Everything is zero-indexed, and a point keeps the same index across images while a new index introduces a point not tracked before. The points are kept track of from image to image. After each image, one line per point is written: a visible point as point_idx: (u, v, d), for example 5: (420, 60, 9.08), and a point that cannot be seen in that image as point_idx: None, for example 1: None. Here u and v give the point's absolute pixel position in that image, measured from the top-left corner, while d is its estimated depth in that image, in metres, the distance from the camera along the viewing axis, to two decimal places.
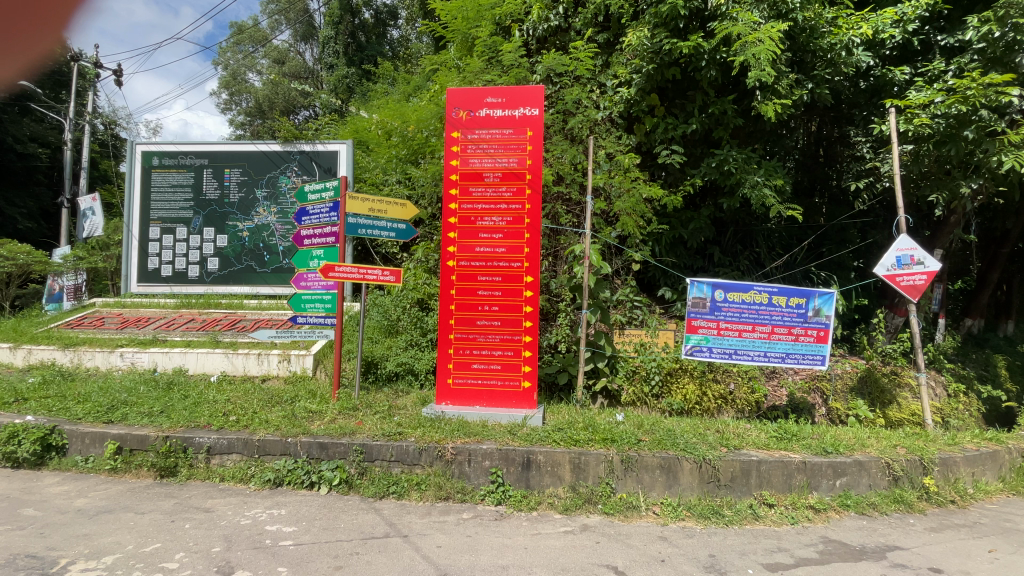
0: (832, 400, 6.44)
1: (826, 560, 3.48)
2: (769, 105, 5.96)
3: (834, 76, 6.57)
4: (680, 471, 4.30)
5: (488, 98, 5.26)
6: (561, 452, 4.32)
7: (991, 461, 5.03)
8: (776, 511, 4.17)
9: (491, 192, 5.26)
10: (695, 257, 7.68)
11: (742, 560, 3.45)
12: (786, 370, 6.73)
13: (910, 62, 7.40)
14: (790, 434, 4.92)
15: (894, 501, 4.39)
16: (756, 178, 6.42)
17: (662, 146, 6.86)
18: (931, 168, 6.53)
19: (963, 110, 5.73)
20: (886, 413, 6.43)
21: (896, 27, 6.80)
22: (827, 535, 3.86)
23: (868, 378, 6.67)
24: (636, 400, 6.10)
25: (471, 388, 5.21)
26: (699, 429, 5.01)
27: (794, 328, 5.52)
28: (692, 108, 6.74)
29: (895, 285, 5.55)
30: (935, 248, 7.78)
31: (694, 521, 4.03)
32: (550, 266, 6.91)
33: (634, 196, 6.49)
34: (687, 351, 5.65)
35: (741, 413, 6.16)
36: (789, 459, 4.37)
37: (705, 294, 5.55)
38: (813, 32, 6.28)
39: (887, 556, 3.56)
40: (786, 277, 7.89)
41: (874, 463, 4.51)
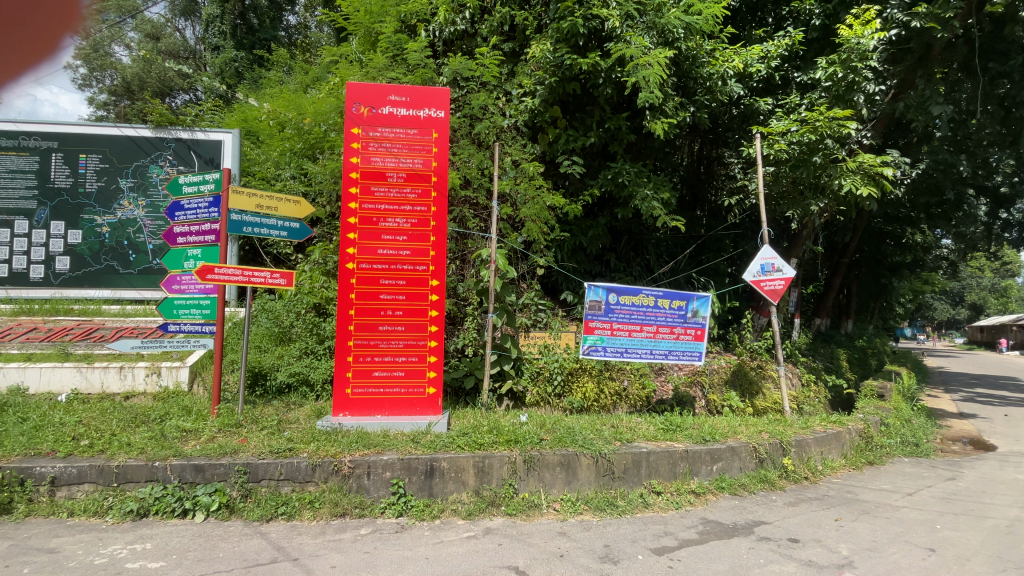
0: (710, 393, 7.11)
1: (704, 540, 3.81)
2: (657, 124, 6.47)
3: (712, 102, 7.30)
4: (578, 467, 4.49)
5: (391, 95, 5.12)
6: (465, 456, 4.29)
7: (835, 440, 5.89)
8: (663, 498, 4.52)
9: (395, 192, 5.11)
10: (594, 263, 8.10)
11: (633, 547, 3.67)
12: (672, 367, 7.31)
13: (773, 94, 8.48)
14: (675, 425, 5.38)
15: (760, 480, 4.97)
16: (646, 191, 6.93)
17: (564, 157, 7.11)
18: (788, 188, 7.48)
19: (813, 139, 6.68)
20: (754, 402, 7.29)
21: (762, 63, 7.77)
22: (706, 517, 4.24)
23: (739, 372, 7.50)
24: (540, 400, 6.27)
25: (372, 398, 4.97)
26: (596, 425, 5.28)
27: (675, 328, 6.08)
28: (591, 121, 7.10)
29: (760, 289, 6.29)
30: (791, 257, 8.94)
31: (590, 514, 4.23)
32: (457, 271, 6.91)
33: (537, 203, 6.70)
34: (585, 351, 5.88)
35: (634, 408, 6.59)
36: (673, 449, 4.76)
37: (601, 297, 5.82)
38: (694, 61, 6.92)
39: (755, 531, 3.99)
40: (672, 283, 8.57)
41: (744, 448, 5.06)
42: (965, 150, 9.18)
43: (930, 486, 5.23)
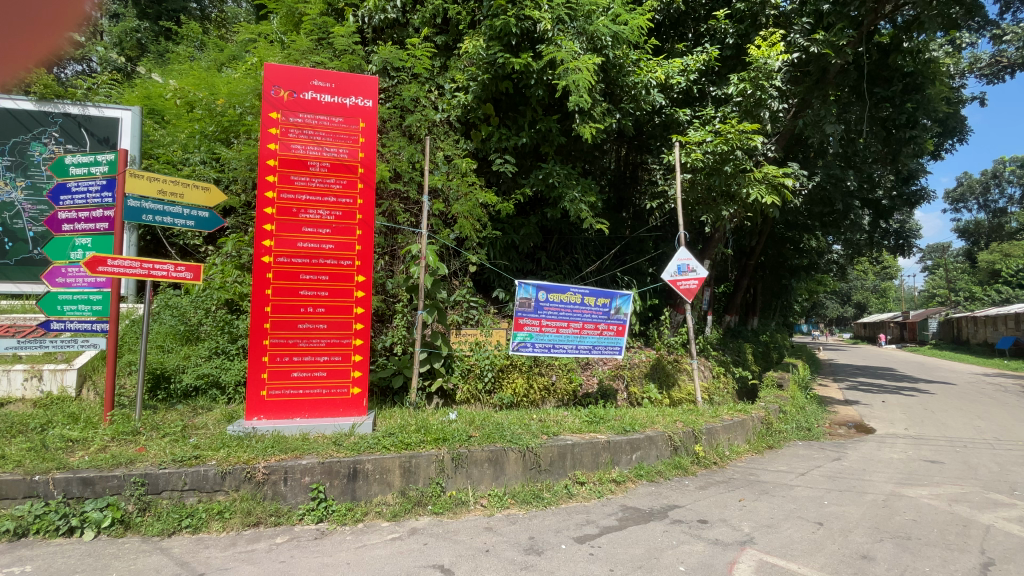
0: (631, 386, 7.47)
1: (623, 526, 4.00)
2: (585, 128, 6.68)
3: (636, 111, 7.65)
4: (506, 462, 4.55)
5: (314, 80, 4.88)
6: (390, 457, 4.20)
7: (740, 427, 6.43)
8: (586, 488, 4.69)
9: (317, 183, 4.88)
10: (525, 260, 8.22)
11: (557, 537, 3.77)
12: (597, 361, 7.60)
13: (692, 106, 9.03)
14: (599, 417, 5.63)
15: (674, 467, 5.31)
16: (575, 194, 7.12)
17: (496, 155, 7.14)
18: (702, 195, 7.99)
19: (725, 150, 7.21)
20: (671, 394, 7.78)
21: (682, 75, 8.27)
22: (625, 504, 4.46)
23: (658, 365, 7.97)
24: (470, 397, 6.27)
25: (290, 400, 4.71)
26: (524, 419, 5.38)
27: (599, 324, 6.37)
28: (522, 121, 7.18)
29: (676, 288, 6.70)
30: (705, 259, 9.60)
31: (517, 507, 4.30)
32: (386, 266, 6.83)
33: (470, 200, 6.69)
34: (514, 348, 5.95)
35: (561, 402, 6.79)
36: (596, 440, 4.97)
37: (531, 295, 5.91)
38: (621, 69, 7.21)
39: (669, 514, 4.25)
40: (598, 280, 8.91)
41: (661, 437, 5.40)
42: (853, 166, 10.30)
43: (819, 466, 5.85)
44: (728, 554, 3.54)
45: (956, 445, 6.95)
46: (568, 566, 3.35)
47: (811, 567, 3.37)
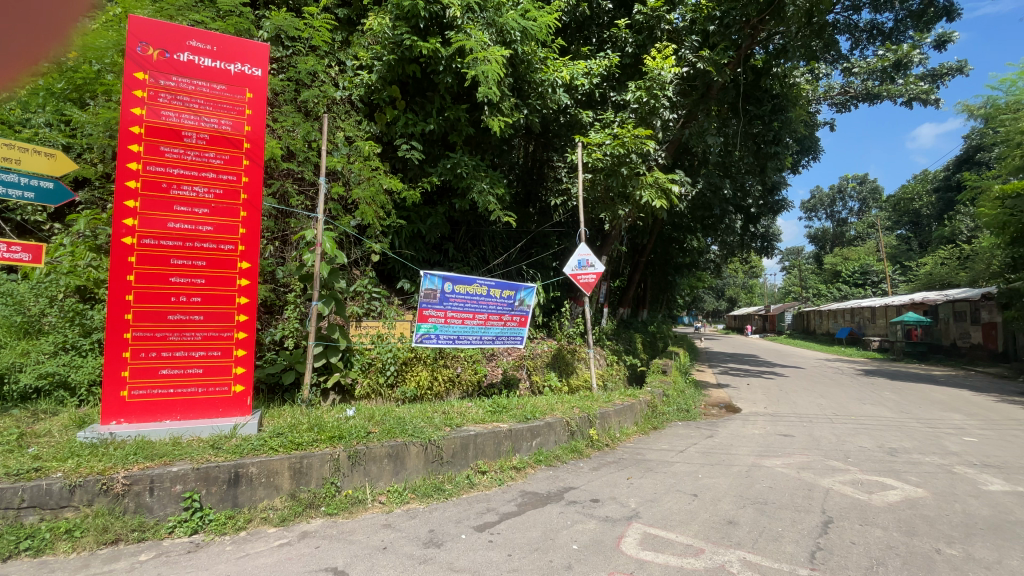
0: (533, 375, 7.70)
1: (522, 511, 4.12)
2: (493, 120, 6.68)
3: (542, 108, 7.82)
4: (407, 456, 4.45)
5: (191, 40, 4.33)
6: (278, 459, 3.90)
7: (630, 411, 6.95)
8: (487, 477, 4.76)
9: (193, 156, 4.35)
10: (432, 251, 8.04)
11: (457, 527, 3.77)
12: (502, 352, 7.71)
13: (594, 109, 9.46)
14: (501, 407, 5.75)
15: (571, 451, 5.60)
16: (483, 185, 7.04)
17: (402, 140, 6.89)
18: (602, 194, 8.40)
19: (622, 152, 7.65)
20: (570, 381, 8.17)
21: (586, 78, 8.63)
22: (524, 489, 4.59)
23: (559, 355, 8.31)
24: (370, 392, 6.05)
25: (157, 400, 4.18)
26: (427, 412, 5.31)
27: (503, 315, 6.47)
28: (430, 108, 6.99)
29: (577, 282, 7.03)
30: (603, 255, 10.15)
31: (417, 501, 4.23)
32: (277, 252, 6.41)
33: (373, 185, 6.43)
34: (417, 339, 5.83)
35: (465, 393, 6.80)
36: (498, 430, 5.06)
37: (436, 286, 5.81)
38: (529, 66, 7.31)
39: (565, 496, 4.46)
40: (504, 273, 9.03)
41: (559, 423, 5.67)
42: (730, 176, 11.48)
43: (695, 444, 6.51)
44: (616, 529, 3.80)
45: (803, 421, 8.13)
46: (468, 555, 3.37)
47: (687, 535, 3.73)
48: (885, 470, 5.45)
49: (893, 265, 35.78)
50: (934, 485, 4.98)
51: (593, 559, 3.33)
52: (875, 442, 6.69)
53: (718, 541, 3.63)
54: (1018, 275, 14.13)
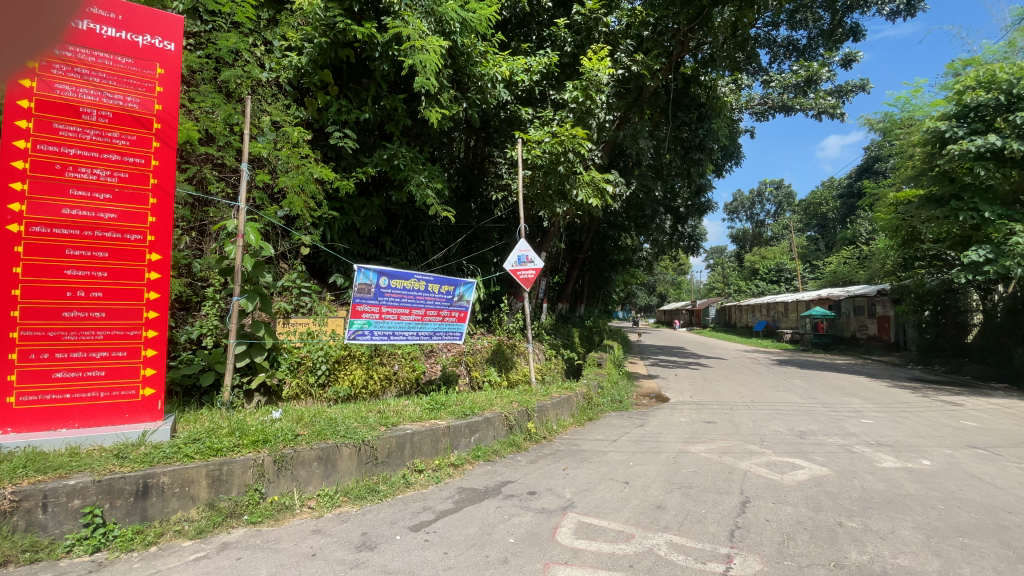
0: (473, 371, 7.66)
1: (459, 508, 4.08)
2: (431, 112, 6.54)
3: (482, 102, 7.75)
4: (338, 458, 4.27)
5: (91, 6, 3.89)
6: (194, 467, 3.59)
7: (566, 403, 7.12)
8: (424, 475, 4.68)
9: (93, 135, 3.90)
10: (368, 245, 7.77)
11: (391, 529, 3.67)
12: (441, 349, 7.59)
13: (534, 106, 9.54)
14: (440, 404, 5.67)
15: (510, 445, 5.64)
16: (421, 178, 6.88)
17: (334, 127, 6.56)
18: (542, 191, 8.49)
19: (560, 150, 7.75)
20: (509, 376, 8.22)
21: (526, 74, 8.66)
22: (462, 486, 4.56)
23: (498, 350, 8.32)
24: (299, 392, 5.76)
25: (51, 407, 3.72)
26: (361, 412, 5.12)
27: (441, 311, 6.40)
28: (365, 95, 6.71)
29: (517, 277, 7.06)
30: (543, 251, 10.25)
31: (349, 504, 4.07)
32: (193, 243, 5.95)
33: (302, 173, 6.10)
34: (349, 337, 5.58)
35: (402, 390, 6.63)
36: (436, 427, 4.99)
37: (371, 281, 5.60)
38: (469, 58, 7.21)
39: (502, 491, 4.47)
40: (443, 269, 8.89)
41: (497, 418, 5.69)
42: (662, 177, 12.00)
43: (627, 433, 6.77)
44: (552, 520, 3.86)
45: (725, 408, 8.70)
46: (402, 557, 3.28)
47: (619, 522, 3.87)
48: (795, 451, 5.94)
49: (803, 264, 39.18)
50: (837, 464, 5.50)
51: (529, 551, 3.36)
52: (788, 426, 7.28)
53: (647, 526, 3.79)
54: (906, 274, 15.92)
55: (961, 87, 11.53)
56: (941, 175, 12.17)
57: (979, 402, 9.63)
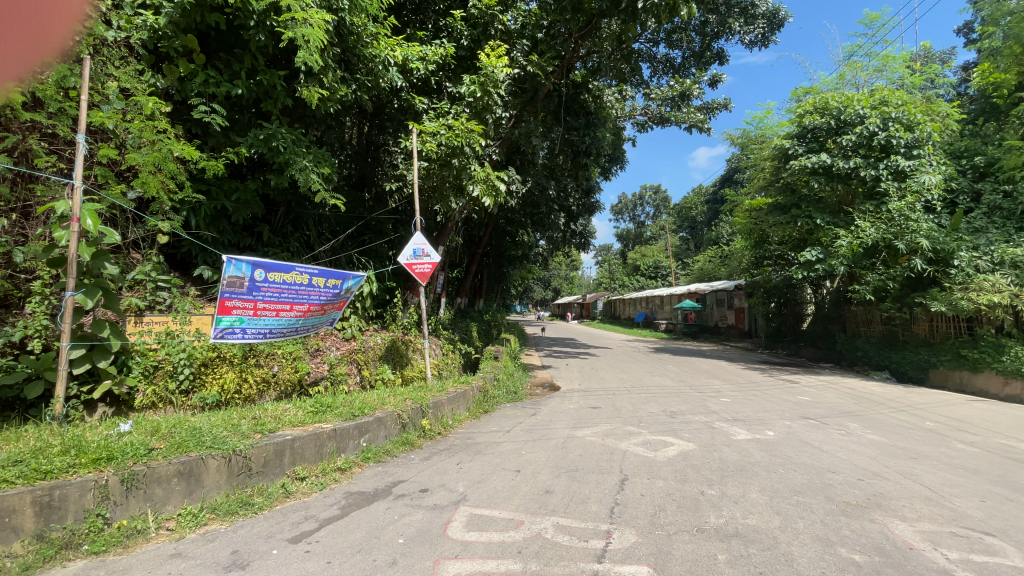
0: (364, 369, 7.32)
1: (345, 513, 3.88)
2: (313, 93, 6.09)
3: (373, 86, 7.41)
4: (204, 472, 3.82)
5: None
6: (16, 494, 2.99)
7: (462, 398, 7.13)
8: (306, 483, 4.37)
9: None
10: (242, 234, 7.07)
11: (266, 544, 3.38)
12: (329, 347, 7.12)
13: (429, 96, 9.38)
14: (326, 406, 5.35)
15: (402, 443, 5.49)
16: (304, 162, 6.36)
17: (199, 100, 5.84)
18: (437, 183, 8.36)
19: (455, 143, 7.66)
20: (404, 373, 8.00)
21: (422, 62, 8.42)
22: (349, 490, 4.34)
23: (393, 347, 8.04)
24: (157, 401, 5.09)
25: None
26: (232, 419, 4.64)
27: (326, 305, 6.25)
28: (237, 67, 6.05)
29: (412, 271, 6.88)
30: (440, 246, 10.06)
31: (218, 521, 3.67)
32: (14, 228, 4.92)
33: (158, 150, 5.36)
34: (216, 335, 5.11)
35: (284, 394, 6.11)
36: (320, 431, 4.70)
37: (244, 274, 5.06)
38: (359, 39, 6.84)
39: (392, 491, 4.34)
40: (331, 262, 8.37)
41: (389, 417, 5.52)
42: (556, 177, 12.46)
43: (520, 423, 6.97)
44: (443, 516, 3.84)
45: (609, 393, 9.36)
46: (279, 572, 3.04)
47: (509, 510, 3.97)
48: (668, 430, 6.58)
49: (678, 262, 43.43)
50: (701, 439, 6.18)
51: (419, 550, 3.30)
52: (662, 407, 8.03)
53: (536, 511, 3.94)
54: (757, 271, 18.39)
55: (802, 111, 13.53)
56: (785, 186, 14.24)
57: (811, 380, 11.46)
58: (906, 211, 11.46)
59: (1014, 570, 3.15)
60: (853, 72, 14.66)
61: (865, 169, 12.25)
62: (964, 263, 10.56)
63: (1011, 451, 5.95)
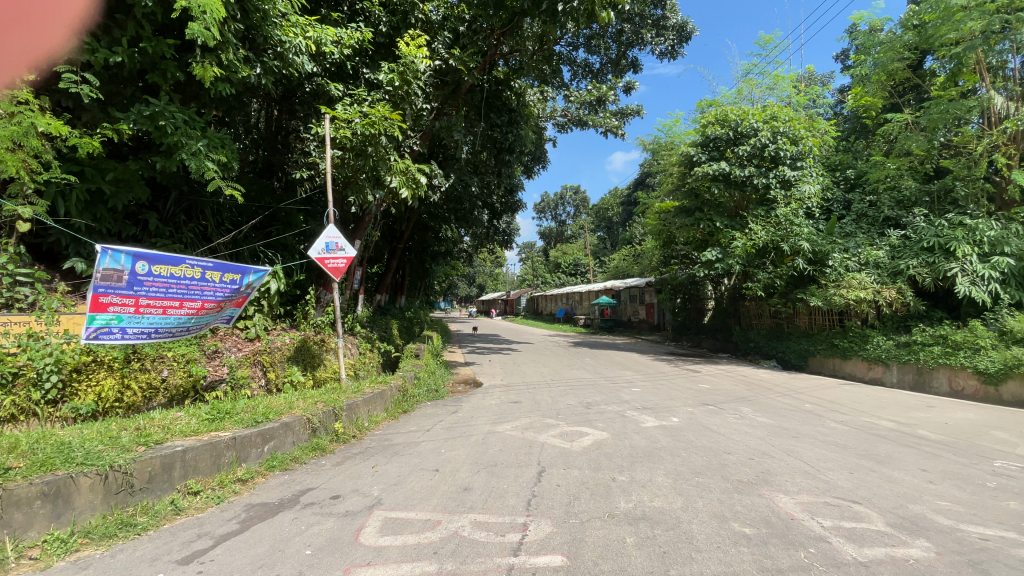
0: (271, 372, 6.84)
1: (245, 527, 3.60)
2: (207, 69, 5.54)
3: (281, 70, 6.93)
4: (75, 492, 3.35)
5: None
6: None
7: (379, 398, 6.92)
8: (201, 497, 4.00)
9: None
10: (124, 223, 6.31)
11: (150, 568, 3.03)
12: (228, 349, 6.59)
13: (344, 82, 8.99)
14: (223, 412, 4.94)
15: (312, 449, 5.21)
16: (196, 145, 5.76)
17: (67, 69, 5.10)
18: (352, 174, 8.02)
19: (371, 133, 7.36)
20: (315, 374, 7.56)
21: (337, 46, 7.99)
22: (250, 502, 4.03)
23: (303, 347, 7.57)
24: (17, 413, 4.40)
25: None
26: (110, 431, 4.13)
27: (223, 302, 5.76)
28: (117, 33, 5.35)
29: (324, 266, 6.52)
30: (356, 239, 9.64)
31: (93, 546, 3.24)
32: None
33: (14, 123, 4.60)
34: (89, 336, 4.52)
35: (174, 400, 5.55)
36: (217, 440, 4.31)
37: (123, 266, 4.52)
38: (265, 17, 6.35)
39: (299, 500, 4.09)
40: (232, 255, 7.72)
41: (298, 422, 5.22)
42: (479, 173, 12.41)
43: (440, 421, 6.89)
44: (356, 522, 3.68)
45: (529, 388, 9.54)
46: None
47: (425, 511, 3.90)
48: (583, 420, 6.84)
49: (596, 260, 45.32)
50: (613, 428, 6.49)
51: (327, 560, 3.14)
52: (579, 398, 8.33)
53: (453, 509, 3.90)
54: (666, 269, 19.69)
55: (705, 121, 14.61)
56: (690, 192, 15.31)
57: (711, 369, 12.47)
58: (790, 217, 13.00)
59: (872, 531, 3.64)
60: (749, 88, 16.10)
61: (758, 178, 13.52)
62: (837, 263, 12.00)
63: (871, 427, 6.88)
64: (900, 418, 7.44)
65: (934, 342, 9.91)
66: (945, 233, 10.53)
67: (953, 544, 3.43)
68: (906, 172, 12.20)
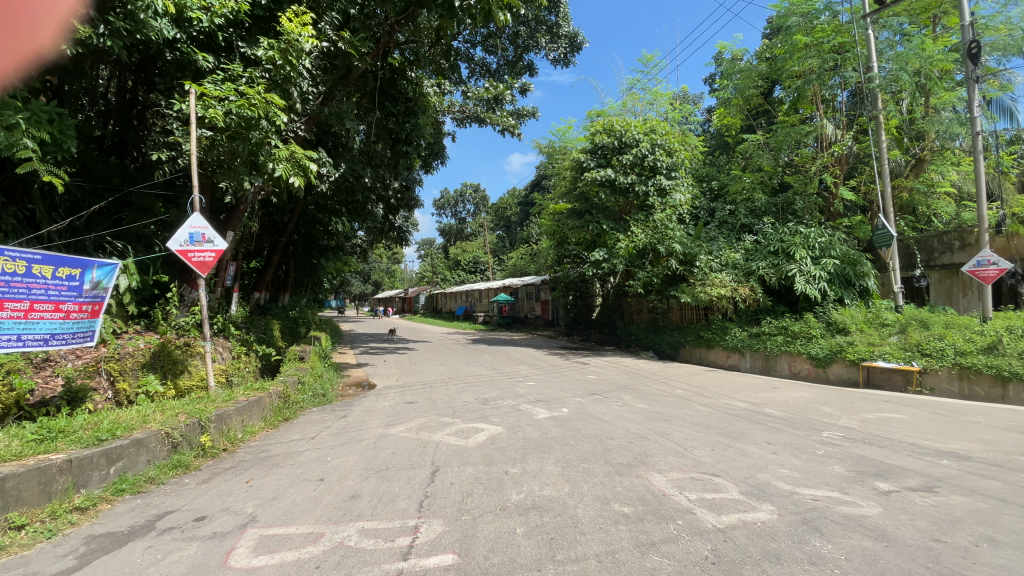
0: (119, 382, 5.96)
1: (84, 563, 3.07)
2: None
3: (133, 34, 6.00)
4: None
5: None
6: None
7: (256, 406, 6.37)
8: (26, 532, 3.34)
9: None
10: None
11: None
12: (63, 356, 5.64)
13: (214, 54, 8.07)
14: (56, 432, 4.20)
15: (171, 467, 4.62)
16: (14, 118, 4.75)
17: None
18: (225, 158, 7.24)
19: (249, 115, 6.69)
20: (177, 383, 6.66)
21: (204, 13, 7.07)
22: (92, 533, 3.45)
23: (162, 352, 6.66)
24: None
25: None
26: None
27: (63, 304, 4.89)
28: None
29: (187, 260, 5.80)
30: (227, 230, 8.71)
31: None
32: None
33: None
34: None
35: None
36: (47, 464, 3.63)
37: None
38: None
39: (156, 526, 3.59)
40: (68, 246, 6.58)
41: (153, 437, 4.60)
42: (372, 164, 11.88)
43: (327, 427, 6.50)
44: (225, 544, 3.34)
45: (424, 387, 9.39)
46: None
47: (307, 524, 3.65)
48: (478, 417, 6.89)
49: (495, 258, 45.97)
50: (507, 422, 6.64)
51: None
52: (475, 395, 8.38)
53: (339, 519, 3.71)
54: (558, 268, 20.60)
55: (594, 130, 15.54)
56: (579, 194, 16.23)
57: (599, 361, 13.31)
58: (665, 223, 14.35)
59: (728, 500, 4.15)
60: (633, 101, 17.39)
61: (639, 185, 14.74)
62: (704, 264, 13.47)
63: (730, 408, 7.85)
64: (752, 399, 8.59)
65: (777, 332, 11.58)
66: (787, 239, 12.33)
67: (791, 506, 4.04)
68: (759, 185, 14.07)
